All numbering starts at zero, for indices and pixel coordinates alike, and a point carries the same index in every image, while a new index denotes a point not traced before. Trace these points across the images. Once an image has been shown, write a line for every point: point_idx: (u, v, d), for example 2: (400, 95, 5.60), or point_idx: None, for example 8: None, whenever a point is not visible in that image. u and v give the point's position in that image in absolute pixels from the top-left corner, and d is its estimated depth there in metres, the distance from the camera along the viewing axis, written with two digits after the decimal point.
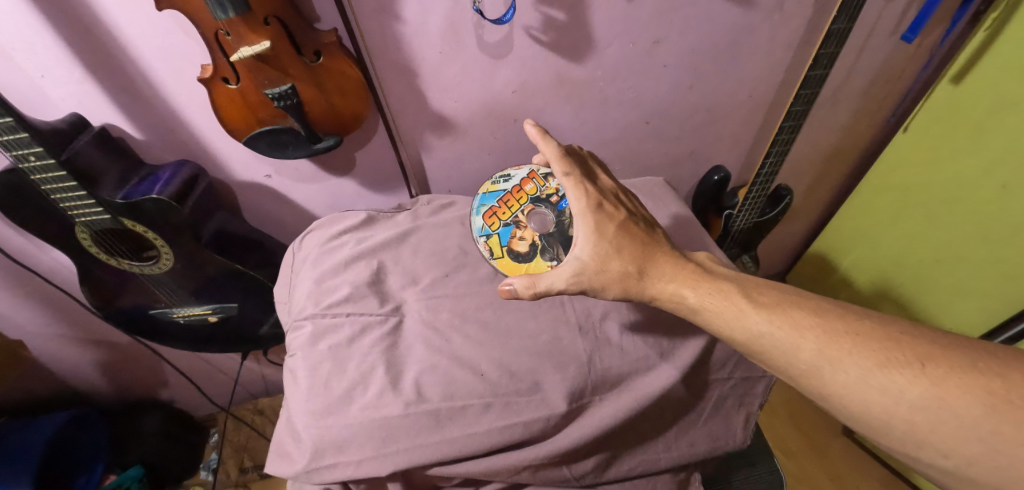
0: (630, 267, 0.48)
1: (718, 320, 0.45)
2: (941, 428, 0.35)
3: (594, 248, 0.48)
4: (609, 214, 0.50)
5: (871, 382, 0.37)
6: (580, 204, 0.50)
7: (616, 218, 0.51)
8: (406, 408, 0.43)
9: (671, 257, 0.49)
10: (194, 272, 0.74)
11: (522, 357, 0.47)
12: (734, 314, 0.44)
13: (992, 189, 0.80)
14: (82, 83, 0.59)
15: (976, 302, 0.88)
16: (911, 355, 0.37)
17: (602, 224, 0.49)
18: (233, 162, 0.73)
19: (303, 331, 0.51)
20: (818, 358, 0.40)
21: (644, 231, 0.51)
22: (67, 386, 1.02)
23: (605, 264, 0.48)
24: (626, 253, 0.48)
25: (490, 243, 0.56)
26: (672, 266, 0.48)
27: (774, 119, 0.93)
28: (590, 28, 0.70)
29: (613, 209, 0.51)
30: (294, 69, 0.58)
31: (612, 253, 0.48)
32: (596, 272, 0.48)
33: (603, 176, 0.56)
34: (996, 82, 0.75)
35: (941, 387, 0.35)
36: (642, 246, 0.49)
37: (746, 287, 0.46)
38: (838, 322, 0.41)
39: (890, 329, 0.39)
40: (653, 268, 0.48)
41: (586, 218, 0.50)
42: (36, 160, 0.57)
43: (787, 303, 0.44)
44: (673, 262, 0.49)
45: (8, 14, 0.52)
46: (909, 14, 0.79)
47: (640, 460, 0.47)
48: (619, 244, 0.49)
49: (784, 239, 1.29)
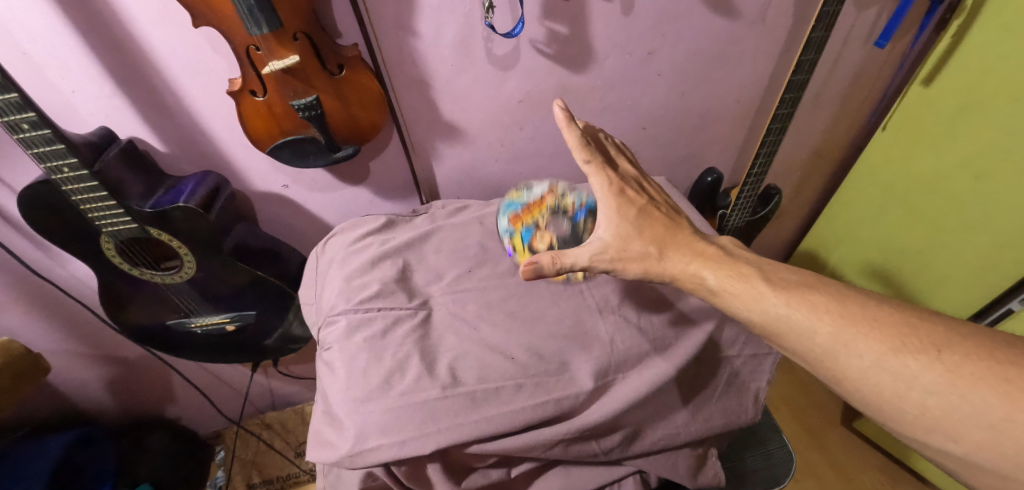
0: (650, 248, 0.51)
1: (736, 301, 0.47)
2: (954, 413, 0.37)
3: (615, 229, 0.51)
4: (630, 198, 0.54)
5: (884, 366, 0.39)
6: (603, 188, 0.53)
7: (637, 202, 0.54)
8: (443, 392, 0.46)
9: (691, 240, 0.52)
10: (215, 280, 0.77)
11: (548, 341, 0.51)
12: (752, 296, 0.46)
13: (966, 182, 0.86)
14: (112, 98, 0.62)
15: (960, 292, 0.94)
16: (926, 341, 0.39)
17: (624, 207, 0.53)
18: (253, 173, 0.76)
19: (337, 326, 0.53)
20: (834, 340, 0.42)
21: (664, 214, 0.54)
22: (74, 404, 1.01)
23: (626, 244, 0.51)
24: (647, 235, 0.51)
25: (514, 242, 0.61)
26: (691, 248, 0.50)
27: (761, 123, 0.99)
28: (590, 40, 0.75)
29: (635, 194, 0.55)
30: (318, 81, 0.61)
31: (632, 234, 0.51)
32: (617, 252, 0.51)
33: (625, 164, 0.59)
34: (964, 82, 0.81)
35: (955, 373, 0.37)
36: (663, 229, 0.52)
37: (766, 271, 0.48)
38: (856, 307, 0.43)
39: (908, 315, 0.41)
40: (672, 249, 0.51)
41: (608, 201, 0.53)
42: (70, 172, 0.59)
43: (805, 287, 0.45)
44: (694, 244, 0.51)
45: (45, 33, 0.54)
46: (879, 23, 0.86)
47: (662, 435, 0.49)
48: (638, 226, 0.52)
49: (773, 238, 1.36)
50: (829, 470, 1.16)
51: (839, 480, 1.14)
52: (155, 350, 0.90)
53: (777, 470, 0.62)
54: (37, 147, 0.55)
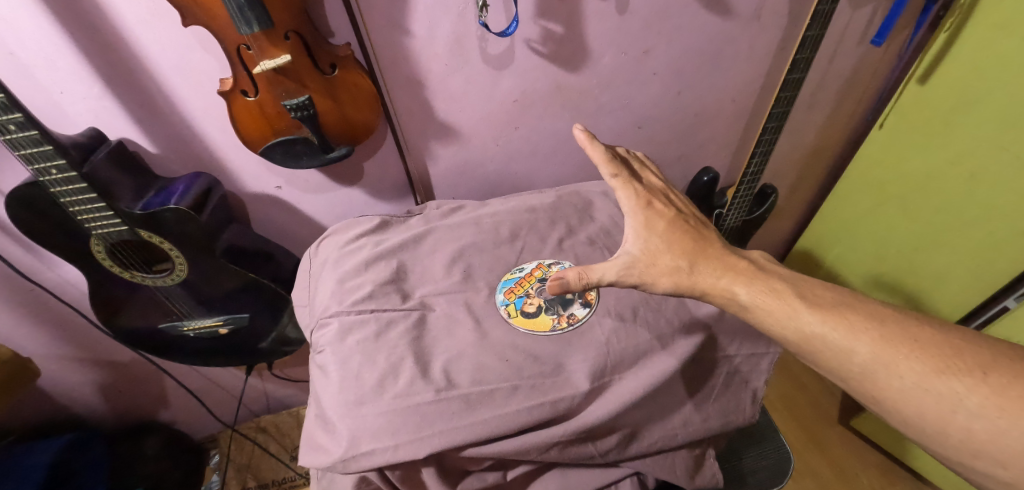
0: (681, 262, 0.50)
1: (771, 319, 0.46)
2: (1002, 438, 0.36)
3: (643, 243, 0.50)
4: (658, 211, 0.53)
5: (928, 388, 0.39)
6: (630, 203, 0.53)
7: (665, 216, 0.53)
8: (437, 395, 0.45)
9: (724, 255, 0.50)
10: (207, 282, 0.76)
11: (544, 343, 0.51)
12: (787, 313, 0.45)
13: (961, 180, 0.86)
14: (101, 99, 0.61)
15: (953, 292, 0.94)
16: (972, 363, 0.39)
17: (651, 220, 0.52)
18: (245, 174, 0.75)
19: (330, 328, 0.52)
20: (874, 361, 0.41)
21: (692, 227, 0.53)
22: (66, 408, 1.00)
23: (655, 258, 0.50)
24: (677, 248, 0.50)
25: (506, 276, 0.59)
26: (723, 262, 0.49)
27: (756, 122, 0.99)
28: (585, 39, 0.74)
29: (663, 207, 0.54)
30: (310, 81, 0.60)
31: (662, 248, 0.50)
32: (646, 266, 0.49)
33: (651, 176, 0.58)
34: (959, 81, 0.82)
35: (1003, 396, 0.37)
36: (693, 242, 0.51)
37: (800, 289, 0.47)
38: (896, 326, 0.42)
39: (951, 336, 0.41)
40: (703, 263, 0.49)
41: (635, 215, 0.52)
42: (57, 174, 0.58)
43: (843, 305, 0.44)
44: (726, 259, 0.50)
45: (31, 32, 0.54)
46: (874, 22, 0.86)
47: (660, 436, 0.49)
48: (668, 240, 0.51)
49: (769, 237, 1.36)
50: (826, 468, 1.17)
51: (837, 480, 1.14)
52: (148, 354, 0.89)
53: (776, 468, 0.62)
54: (24, 149, 0.54)
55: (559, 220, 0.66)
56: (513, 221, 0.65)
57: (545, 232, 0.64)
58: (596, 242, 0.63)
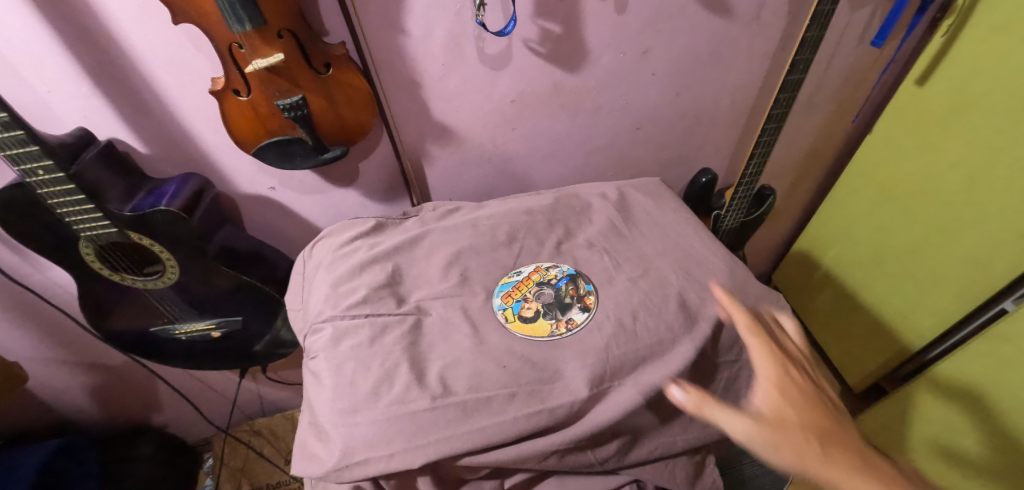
0: (812, 441, 0.39)
1: (821, 475, 0.38)
2: None
3: (773, 409, 0.41)
4: (795, 378, 0.44)
5: None
6: (766, 364, 0.45)
7: (799, 384, 0.44)
8: (432, 402, 0.44)
9: (862, 449, 0.40)
10: (199, 284, 0.74)
11: (542, 348, 0.50)
12: (836, 473, 0.38)
13: (960, 183, 0.86)
14: (90, 98, 0.60)
15: (951, 295, 0.94)
16: None
17: (787, 385, 0.43)
18: (237, 174, 0.74)
19: (324, 334, 0.51)
20: None
21: (829, 406, 0.44)
22: (57, 412, 0.99)
23: (782, 429, 0.40)
24: (811, 424, 0.40)
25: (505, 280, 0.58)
26: (869, 461, 0.39)
27: (755, 123, 0.98)
28: (583, 39, 0.73)
29: (800, 376, 0.45)
30: (305, 81, 0.59)
31: (793, 419, 0.41)
32: (772, 438, 0.39)
33: (790, 337, 0.50)
34: (956, 83, 0.81)
35: None
36: (831, 427, 0.41)
37: (869, 454, 0.40)
38: None
39: None
40: (839, 450, 0.39)
41: (768, 370, 0.44)
42: (45, 175, 0.56)
43: (862, 462, 0.39)
44: (868, 456, 0.39)
45: (18, 29, 0.52)
46: (873, 23, 0.86)
47: (659, 443, 0.48)
48: (801, 412, 0.42)
49: (766, 238, 1.36)
50: None
51: None
52: (139, 358, 0.87)
53: (777, 474, 0.62)
54: (10, 149, 0.52)
55: (557, 223, 0.65)
56: (510, 224, 0.64)
57: (543, 235, 0.63)
58: (595, 245, 0.62)
